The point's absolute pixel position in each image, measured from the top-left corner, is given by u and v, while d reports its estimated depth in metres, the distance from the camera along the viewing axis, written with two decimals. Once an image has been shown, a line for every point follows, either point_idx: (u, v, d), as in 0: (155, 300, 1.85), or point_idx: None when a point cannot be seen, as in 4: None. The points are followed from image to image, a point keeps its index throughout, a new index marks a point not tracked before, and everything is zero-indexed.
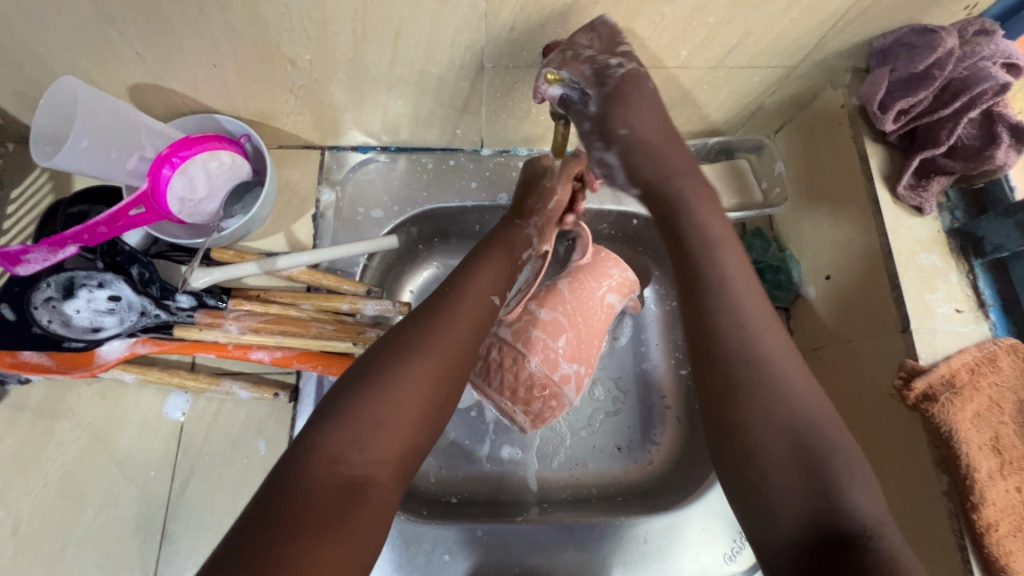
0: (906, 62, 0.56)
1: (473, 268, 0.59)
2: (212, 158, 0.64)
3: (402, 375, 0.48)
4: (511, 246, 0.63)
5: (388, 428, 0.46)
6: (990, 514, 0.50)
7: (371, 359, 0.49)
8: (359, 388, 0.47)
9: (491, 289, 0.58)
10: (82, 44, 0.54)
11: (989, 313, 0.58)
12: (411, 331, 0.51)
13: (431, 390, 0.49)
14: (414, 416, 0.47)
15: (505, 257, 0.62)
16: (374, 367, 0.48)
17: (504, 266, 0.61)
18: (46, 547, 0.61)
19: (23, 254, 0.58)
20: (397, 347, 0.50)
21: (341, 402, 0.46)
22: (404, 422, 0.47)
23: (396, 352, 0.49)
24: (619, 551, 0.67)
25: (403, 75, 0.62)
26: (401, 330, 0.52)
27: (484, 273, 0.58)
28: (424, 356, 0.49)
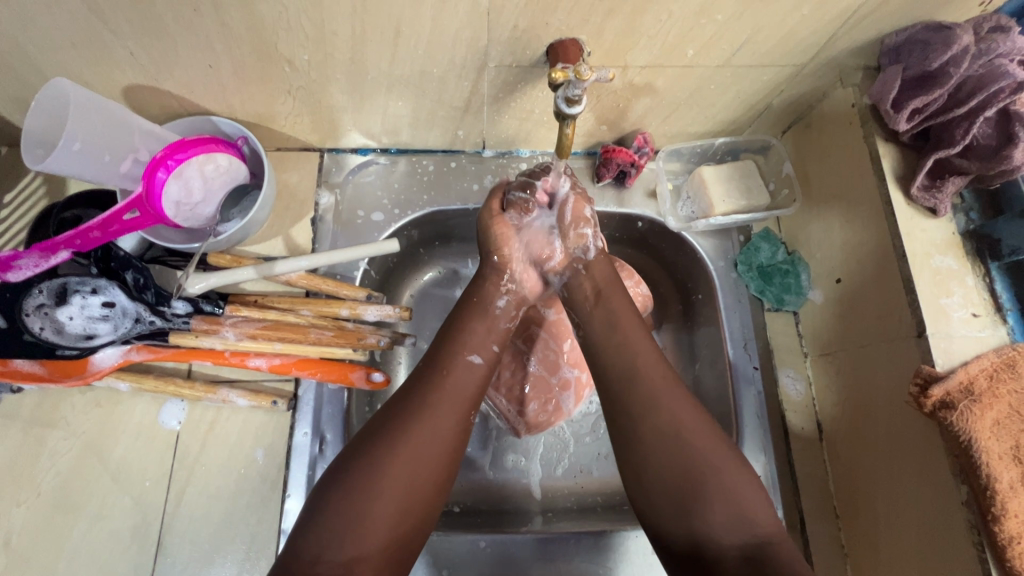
0: (920, 59, 0.55)
1: (452, 334, 0.56)
2: (208, 160, 0.63)
3: (378, 463, 0.47)
4: (488, 301, 0.60)
5: (365, 526, 0.44)
6: (1013, 527, 0.48)
7: (349, 451, 0.48)
8: (334, 482, 0.46)
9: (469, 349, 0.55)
10: (73, 44, 0.53)
11: (1007, 317, 0.56)
12: (389, 415, 0.49)
13: (413, 479, 0.47)
14: (394, 511, 0.46)
15: (485, 313, 0.59)
16: (349, 462, 0.47)
17: (484, 327, 0.58)
18: (37, 560, 0.59)
19: (12, 260, 0.57)
20: (373, 436, 0.48)
21: (318, 501, 0.45)
22: (381, 513, 0.45)
23: (371, 442, 0.48)
24: (626, 563, 0.65)
25: (403, 76, 0.61)
26: (378, 417, 0.50)
27: (463, 339, 0.56)
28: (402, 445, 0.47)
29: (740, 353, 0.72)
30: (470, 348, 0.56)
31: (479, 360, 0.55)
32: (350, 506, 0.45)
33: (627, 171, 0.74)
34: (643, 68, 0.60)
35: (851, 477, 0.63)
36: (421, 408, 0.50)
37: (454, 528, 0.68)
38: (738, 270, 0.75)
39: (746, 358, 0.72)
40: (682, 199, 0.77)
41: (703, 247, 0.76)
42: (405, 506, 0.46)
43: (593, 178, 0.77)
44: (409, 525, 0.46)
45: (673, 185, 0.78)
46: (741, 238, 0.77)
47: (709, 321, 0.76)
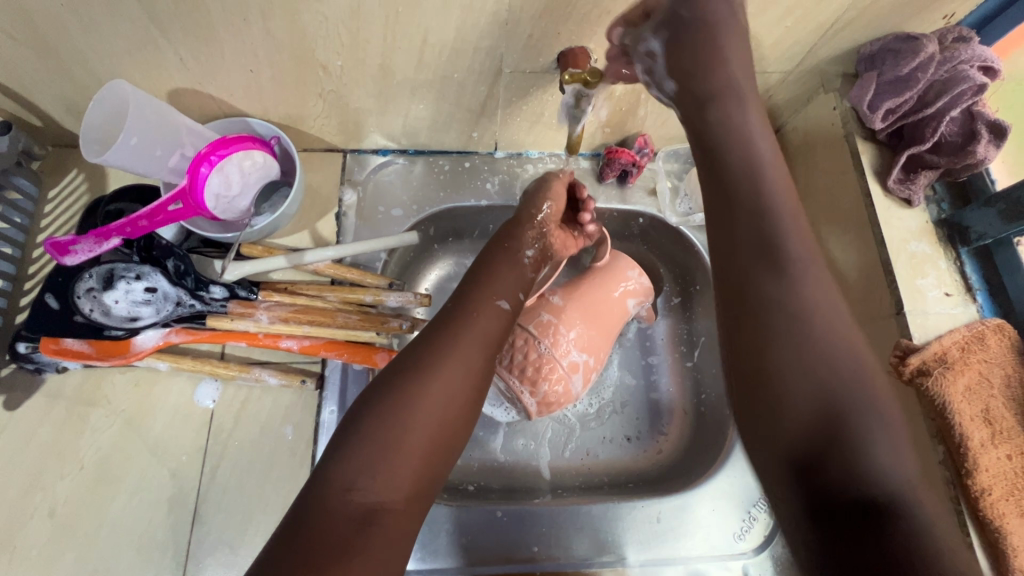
0: (892, 65, 0.62)
1: (482, 280, 0.63)
2: (246, 157, 0.67)
3: (410, 399, 0.52)
4: (518, 251, 0.68)
5: (399, 452, 0.49)
6: (984, 480, 0.53)
7: (379, 387, 0.53)
8: (366, 419, 0.51)
9: (498, 295, 0.62)
10: (131, 51, 0.59)
11: (976, 296, 0.62)
12: (422, 355, 0.55)
13: (442, 410, 0.52)
14: (425, 439, 0.51)
15: (512, 268, 0.66)
16: (383, 394, 0.52)
17: (512, 275, 0.66)
18: (82, 529, 0.63)
19: (70, 245, 0.62)
20: (405, 373, 0.54)
21: (352, 432, 0.50)
22: (413, 445, 0.50)
23: (401, 383, 0.53)
24: (633, 531, 0.70)
25: (426, 80, 0.67)
26: (409, 356, 0.56)
27: (489, 286, 0.63)
28: (433, 380, 0.53)
29: None
30: (498, 295, 0.63)
31: (506, 306, 0.62)
32: (384, 435, 0.49)
33: (630, 170, 0.79)
34: None
35: None
36: (447, 348, 0.56)
37: (470, 501, 0.72)
38: None
39: None
40: (681, 197, 0.82)
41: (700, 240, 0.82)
42: (434, 437, 0.52)
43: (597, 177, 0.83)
44: (438, 453, 0.52)
45: (674, 185, 0.83)
46: None
47: None
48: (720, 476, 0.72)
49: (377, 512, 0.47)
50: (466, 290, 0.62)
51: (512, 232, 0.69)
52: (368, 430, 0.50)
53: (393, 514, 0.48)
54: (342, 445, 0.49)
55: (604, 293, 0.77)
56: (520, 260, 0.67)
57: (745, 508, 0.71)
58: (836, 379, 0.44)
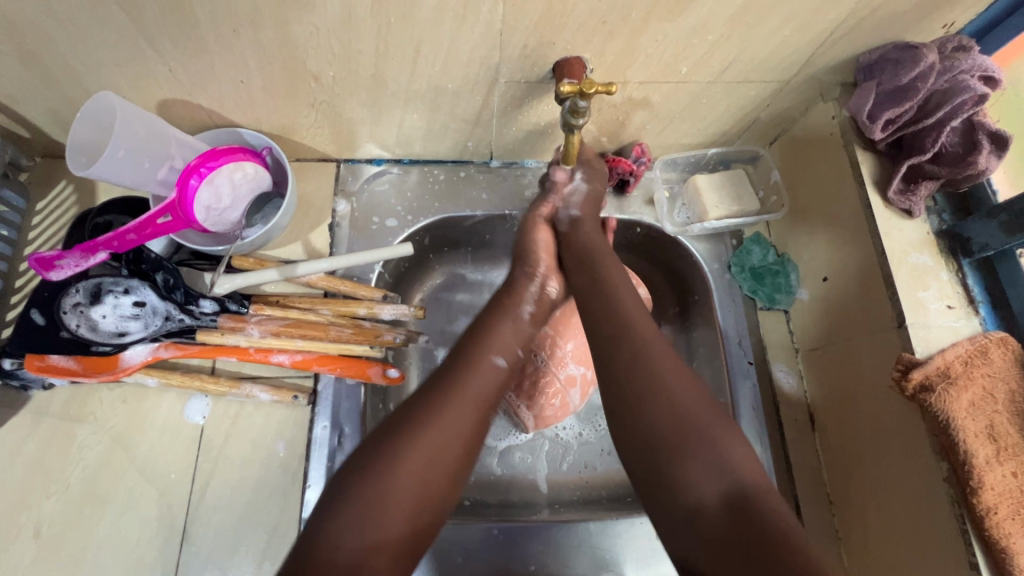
0: (892, 75, 0.61)
1: (479, 335, 0.62)
2: (237, 168, 0.67)
3: (398, 458, 0.50)
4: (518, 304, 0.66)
5: (389, 513, 0.48)
6: (989, 498, 0.52)
7: (370, 445, 0.52)
8: (358, 479, 0.49)
9: (494, 351, 0.60)
10: (119, 62, 0.57)
11: (979, 309, 0.61)
12: (414, 411, 0.54)
13: (433, 469, 0.51)
14: (416, 497, 0.50)
15: (511, 323, 0.64)
16: (374, 453, 0.51)
17: (509, 329, 0.63)
18: (67, 550, 0.61)
19: (56, 259, 0.60)
20: (395, 427, 0.52)
21: (344, 489, 0.49)
22: (400, 501, 0.49)
23: (393, 440, 0.51)
24: (631, 548, 0.68)
25: (420, 91, 0.66)
26: (405, 410, 0.54)
27: (489, 340, 0.61)
28: (426, 436, 0.52)
29: (735, 349, 0.76)
30: (496, 351, 0.61)
31: (503, 363, 0.60)
32: (375, 493, 0.48)
33: (627, 180, 0.79)
34: (641, 84, 0.65)
35: (842, 464, 0.67)
36: (441, 406, 0.54)
37: (467, 517, 0.70)
38: (729, 273, 0.79)
39: (741, 353, 0.75)
40: (677, 207, 0.82)
41: (699, 250, 0.80)
42: (425, 496, 0.50)
43: None
44: (428, 509, 0.50)
45: (669, 193, 0.83)
46: (734, 242, 0.81)
47: (705, 322, 0.80)
48: None
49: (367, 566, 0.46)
50: (464, 343, 0.61)
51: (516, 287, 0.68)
52: (359, 488, 0.48)
53: (380, 566, 0.46)
54: (331, 502, 0.48)
55: None
56: (518, 316, 0.65)
57: None
58: (681, 416, 0.51)
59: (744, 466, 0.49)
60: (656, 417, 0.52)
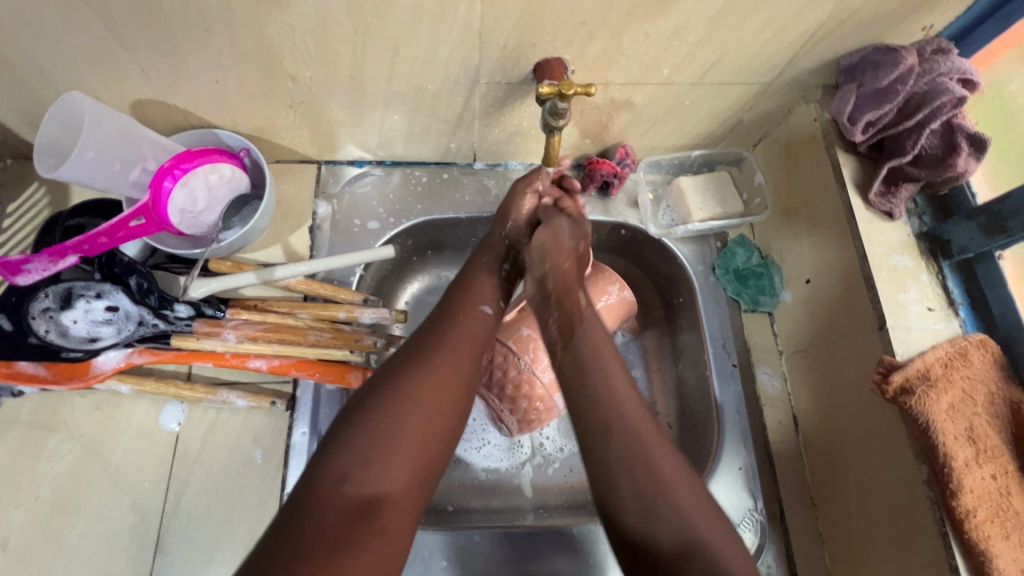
0: (872, 77, 0.61)
1: (460, 289, 0.63)
2: (212, 170, 0.65)
3: (400, 395, 0.50)
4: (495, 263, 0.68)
5: (394, 445, 0.47)
6: (968, 501, 0.52)
7: (369, 388, 0.52)
8: (356, 416, 0.49)
9: (481, 300, 0.62)
10: (88, 61, 0.56)
11: (959, 311, 0.61)
12: (410, 352, 0.55)
13: (434, 407, 0.51)
14: (418, 433, 0.49)
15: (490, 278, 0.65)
16: (374, 389, 0.51)
17: (491, 285, 0.65)
18: (36, 561, 0.60)
19: (23, 264, 0.59)
20: (394, 370, 0.53)
21: (341, 431, 0.48)
22: (407, 438, 0.48)
23: (391, 377, 0.52)
24: (615, 553, 0.68)
25: (400, 91, 0.65)
26: (397, 355, 0.55)
27: (472, 291, 0.63)
28: (421, 375, 0.52)
29: (719, 352, 0.75)
30: (481, 302, 0.63)
31: (490, 310, 0.62)
32: (376, 427, 0.48)
33: (611, 182, 0.78)
34: (623, 85, 0.65)
35: (825, 467, 0.67)
36: (430, 349, 0.55)
37: (450, 524, 0.69)
38: (715, 274, 0.79)
39: (725, 356, 0.75)
40: (663, 208, 0.81)
41: (683, 252, 0.80)
42: (427, 432, 0.50)
43: None
44: (434, 448, 0.50)
45: (655, 195, 0.82)
46: (718, 244, 0.81)
47: (689, 324, 0.80)
48: None
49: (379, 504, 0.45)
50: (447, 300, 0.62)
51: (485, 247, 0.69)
52: (356, 427, 0.48)
53: (392, 504, 0.45)
54: (332, 438, 0.48)
55: None
56: (494, 275, 0.66)
57: None
58: (635, 446, 0.50)
59: (695, 513, 0.47)
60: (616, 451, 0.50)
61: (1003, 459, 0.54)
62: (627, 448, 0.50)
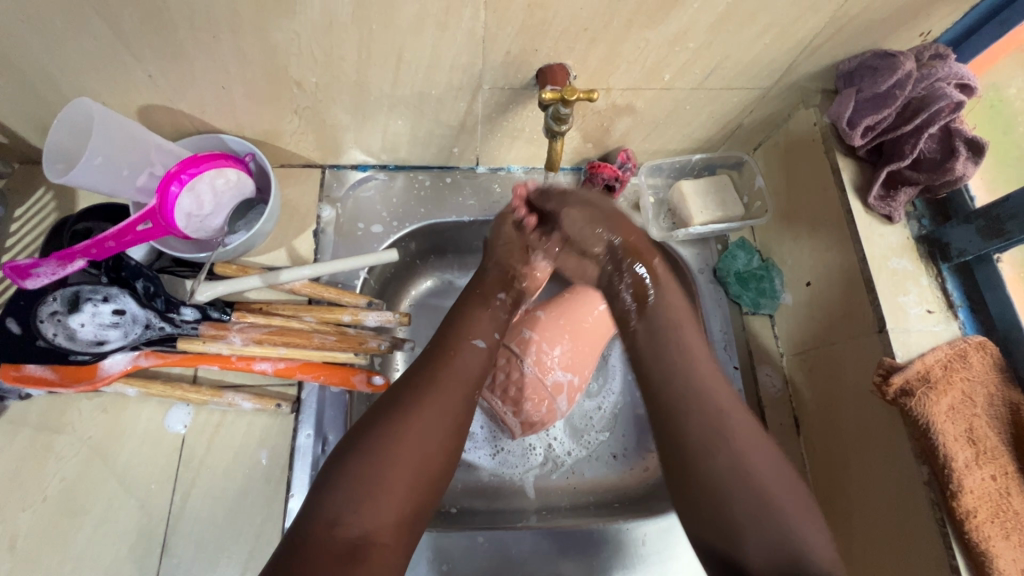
0: (870, 82, 0.62)
1: (455, 322, 0.63)
2: (219, 175, 0.67)
3: (393, 437, 0.51)
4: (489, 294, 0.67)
5: (384, 484, 0.48)
6: (968, 501, 0.52)
7: (362, 424, 0.52)
8: (350, 455, 0.50)
9: (473, 333, 0.61)
10: (96, 68, 0.57)
11: (958, 313, 0.62)
12: (401, 391, 0.55)
13: (426, 446, 0.51)
14: (411, 473, 0.50)
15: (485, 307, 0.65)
16: (370, 427, 0.51)
17: (486, 316, 0.64)
18: (44, 563, 0.60)
19: (32, 268, 0.59)
20: (386, 409, 0.53)
21: (337, 471, 0.49)
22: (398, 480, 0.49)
23: (381, 417, 0.52)
24: (618, 555, 0.68)
25: (404, 97, 0.66)
26: (396, 388, 0.55)
27: (465, 324, 0.62)
28: (416, 412, 0.52)
29: (721, 354, 0.76)
30: (473, 335, 0.62)
31: (481, 344, 0.61)
32: (369, 471, 0.48)
33: (613, 185, 0.78)
34: (625, 90, 0.66)
35: (827, 469, 0.67)
36: (427, 385, 0.55)
37: (453, 526, 0.70)
38: (717, 276, 0.79)
39: (727, 358, 0.76)
40: (664, 211, 0.82)
41: (684, 255, 0.81)
42: (421, 471, 0.50)
43: None
44: (426, 484, 0.51)
45: (656, 199, 0.83)
46: (720, 246, 0.82)
47: None
48: None
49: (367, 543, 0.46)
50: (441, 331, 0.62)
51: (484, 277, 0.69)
52: (351, 466, 0.49)
53: (380, 544, 0.47)
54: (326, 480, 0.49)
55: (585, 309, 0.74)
56: (489, 302, 0.66)
57: None
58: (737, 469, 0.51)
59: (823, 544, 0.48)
60: (717, 460, 0.52)
61: (1003, 460, 0.54)
62: (734, 466, 0.51)
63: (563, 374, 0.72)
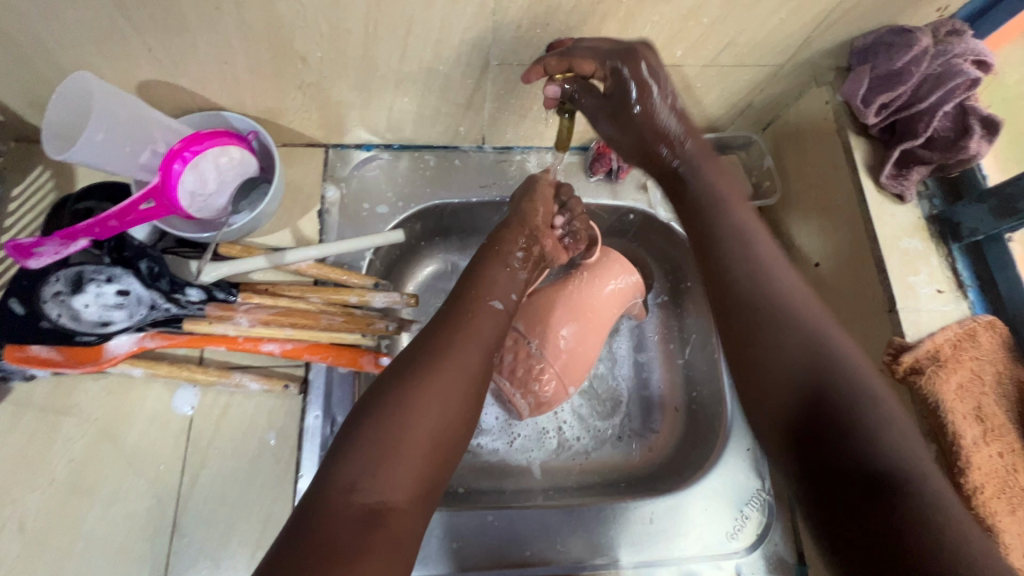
0: (885, 59, 0.61)
1: (473, 281, 0.63)
2: (222, 153, 0.65)
3: (409, 401, 0.50)
4: (507, 253, 0.66)
5: (399, 455, 0.48)
6: (976, 478, 0.53)
7: (369, 401, 0.51)
8: (357, 425, 0.49)
9: (490, 294, 0.61)
10: (96, 41, 0.55)
11: (968, 293, 0.62)
12: (421, 352, 0.55)
13: (439, 413, 0.51)
14: (426, 444, 0.49)
15: (502, 270, 0.64)
16: (387, 397, 0.51)
17: (503, 276, 0.64)
18: (54, 542, 0.60)
19: (34, 247, 0.58)
20: (405, 372, 0.53)
21: (351, 442, 0.48)
22: (418, 441, 0.49)
23: (402, 381, 0.52)
24: (626, 533, 0.69)
25: (412, 73, 0.64)
26: (408, 356, 0.55)
27: (483, 285, 0.62)
28: (429, 382, 0.52)
29: None
30: (491, 295, 0.62)
31: (500, 305, 0.61)
32: (385, 441, 0.48)
33: (620, 165, 0.78)
34: None
35: None
36: (440, 356, 0.54)
37: (461, 506, 0.70)
38: None
39: None
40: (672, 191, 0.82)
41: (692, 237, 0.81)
42: (437, 443, 0.50)
43: (586, 172, 0.81)
44: (442, 453, 0.51)
45: None
46: None
47: None
48: (711, 476, 0.72)
49: (387, 511, 0.46)
50: (464, 289, 0.62)
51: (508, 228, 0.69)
52: (366, 438, 0.48)
53: (398, 509, 0.46)
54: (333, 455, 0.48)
55: (594, 290, 0.74)
56: (506, 259, 0.66)
57: (738, 507, 0.71)
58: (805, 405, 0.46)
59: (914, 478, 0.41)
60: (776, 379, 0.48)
61: (1010, 438, 0.55)
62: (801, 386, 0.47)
63: (574, 360, 0.72)
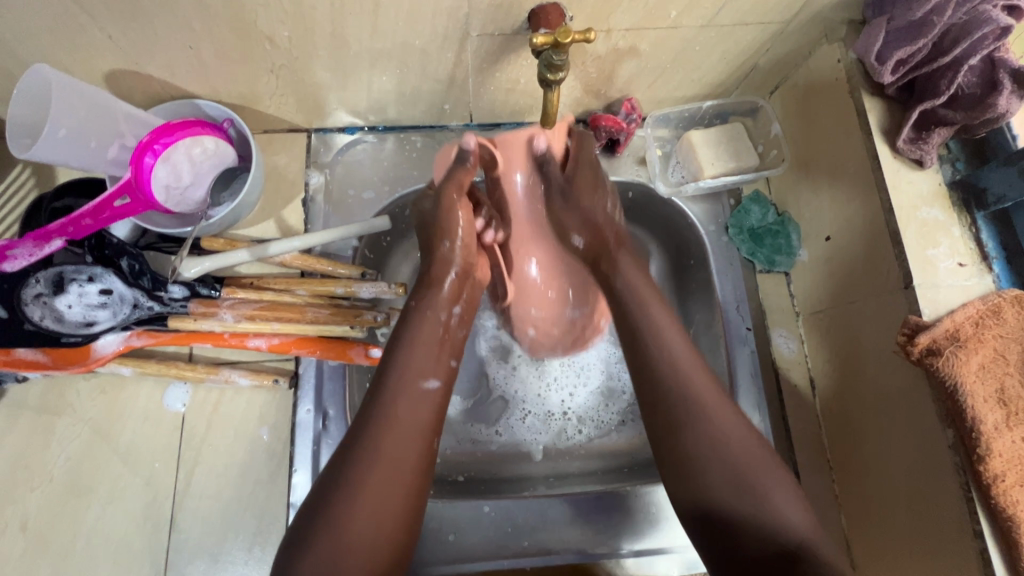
0: (904, 10, 0.54)
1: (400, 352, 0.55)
2: (195, 143, 0.63)
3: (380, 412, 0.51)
4: (451, 311, 0.61)
5: (347, 564, 0.45)
6: (996, 466, 0.49)
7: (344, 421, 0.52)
8: None
9: (447, 353, 0.58)
10: (53, 31, 0.52)
11: (992, 265, 0.57)
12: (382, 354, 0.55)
13: (378, 515, 0.48)
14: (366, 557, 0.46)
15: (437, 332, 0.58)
16: (342, 481, 0.48)
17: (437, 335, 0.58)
18: (55, 541, 0.61)
19: (8, 250, 0.58)
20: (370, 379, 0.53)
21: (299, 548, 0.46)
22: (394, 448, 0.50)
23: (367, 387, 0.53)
24: (627, 523, 0.67)
25: (386, 49, 0.60)
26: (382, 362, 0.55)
27: (418, 356, 0.55)
28: (368, 481, 0.48)
29: (733, 316, 0.72)
30: (426, 373, 0.54)
31: (435, 385, 0.54)
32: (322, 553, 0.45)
33: (617, 138, 0.74)
34: (627, 31, 0.59)
35: (843, 430, 0.65)
36: (406, 373, 0.54)
37: (459, 496, 0.69)
38: (727, 233, 0.75)
39: (739, 319, 0.72)
40: (672, 164, 0.77)
41: (693, 212, 0.76)
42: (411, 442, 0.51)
43: None
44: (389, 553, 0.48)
45: (663, 151, 0.78)
46: (732, 201, 0.77)
47: (702, 288, 0.76)
48: None
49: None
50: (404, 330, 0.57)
51: (441, 276, 0.61)
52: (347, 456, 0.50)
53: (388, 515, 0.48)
54: None
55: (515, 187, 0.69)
56: (440, 322, 0.59)
57: None
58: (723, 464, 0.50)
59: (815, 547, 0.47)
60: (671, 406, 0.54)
61: None
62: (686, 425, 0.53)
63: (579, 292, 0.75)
